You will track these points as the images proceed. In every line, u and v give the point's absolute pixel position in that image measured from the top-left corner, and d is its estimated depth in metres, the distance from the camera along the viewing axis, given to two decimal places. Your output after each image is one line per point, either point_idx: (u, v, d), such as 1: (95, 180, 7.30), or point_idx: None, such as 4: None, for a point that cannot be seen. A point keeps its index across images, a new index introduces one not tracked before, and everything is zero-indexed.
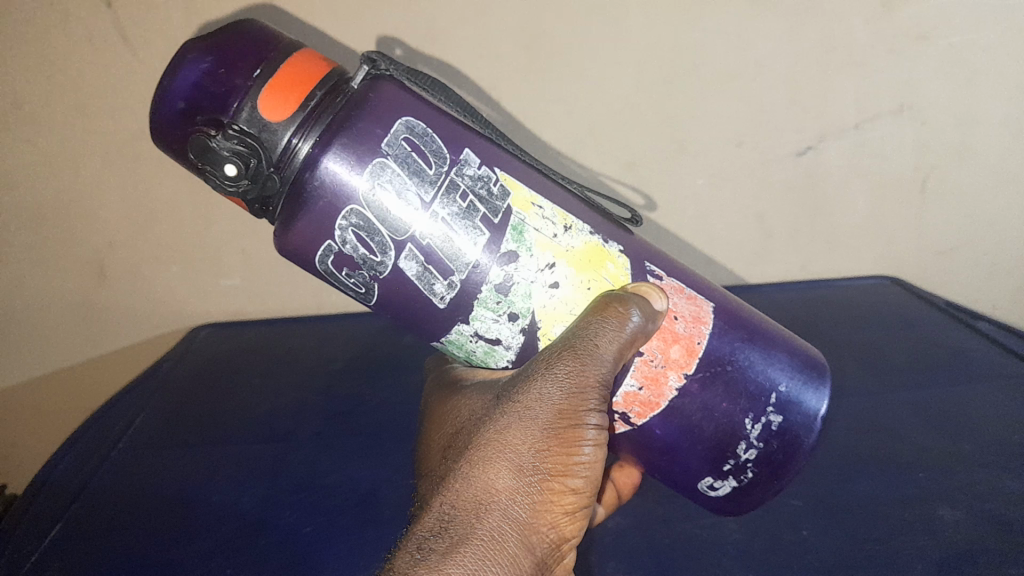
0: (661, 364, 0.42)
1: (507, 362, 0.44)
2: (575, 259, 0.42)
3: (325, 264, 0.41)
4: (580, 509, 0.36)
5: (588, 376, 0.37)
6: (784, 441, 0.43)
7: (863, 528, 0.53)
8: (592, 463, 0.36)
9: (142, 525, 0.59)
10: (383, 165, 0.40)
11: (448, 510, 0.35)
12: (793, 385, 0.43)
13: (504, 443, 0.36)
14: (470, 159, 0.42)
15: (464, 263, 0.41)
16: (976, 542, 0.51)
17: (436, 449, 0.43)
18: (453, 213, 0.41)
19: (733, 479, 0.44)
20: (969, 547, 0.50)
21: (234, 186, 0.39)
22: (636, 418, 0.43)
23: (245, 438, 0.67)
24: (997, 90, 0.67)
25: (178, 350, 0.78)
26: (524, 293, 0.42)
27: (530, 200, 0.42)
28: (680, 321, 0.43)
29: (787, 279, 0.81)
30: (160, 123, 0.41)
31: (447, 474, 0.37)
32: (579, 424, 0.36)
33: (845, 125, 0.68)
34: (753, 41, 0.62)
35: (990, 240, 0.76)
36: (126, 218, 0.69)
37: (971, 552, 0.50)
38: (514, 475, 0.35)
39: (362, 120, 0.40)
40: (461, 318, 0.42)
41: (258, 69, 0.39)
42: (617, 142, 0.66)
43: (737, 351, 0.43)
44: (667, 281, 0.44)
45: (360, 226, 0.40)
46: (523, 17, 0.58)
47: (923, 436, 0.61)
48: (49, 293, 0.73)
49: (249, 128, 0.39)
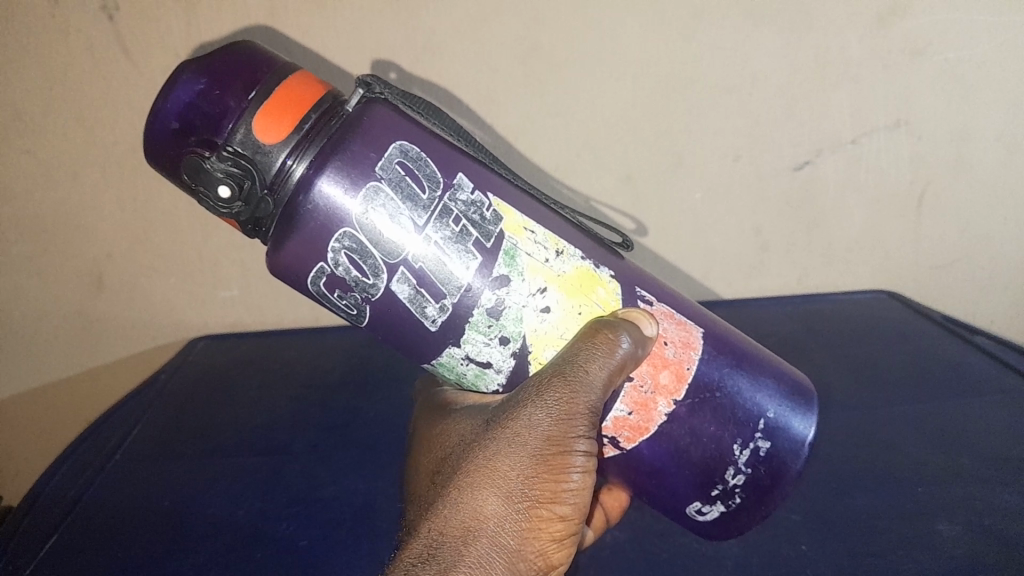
0: (651, 390, 0.42)
1: (497, 385, 0.44)
2: (567, 285, 0.43)
3: (318, 285, 0.41)
4: (567, 536, 0.36)
5: (577, 403, 0.37)
6: (772, 467, 0.43)
7: (857, 543, 0.54)
8: (581, 490, 0.37)
9: (137, 540, 0.59)
10: (377, 189, 0.40)
11: (436, 536, 0.35)
12: (780, 411, 0.44)
13: (493, 470, 0.36)
14: (463, 184, 0.42)
15: (456, 286, 0.41)
16: (973, 555, 0.52)
17: (424, 472, 0.43)
18: (446, 238, 0.41)
19: (721, 503, 0.44)
20: (968, 561, 0.51)
21: (227, 208, 0.39)
22: (625, 442, 0.43)
23: (242, 450, 0.67)
24: (993, 105, 0.68)
25: (176, 360, 0.78)
26: (515, 317, 0.42)
27: (523, 224, 0.43)
28: (669, 346, 0.43)
29: (784, 292, 0.81)
30: (151, 141, 0.41)
31: (436, 499, 0.37)
32: (567, 451, 0.37)
33: (841, 140, 0.68)
34: (750, 54, 0.62)
35: (987, 254, 0.77)
36: (126, 230, 0.69)
37: (970, 565, 0.51)
38: (501, 501, 0.35)
39: (356, 144, 0.40)
40: (452, 341, 0.42)
41: (253, 90, 0.39)
42: (616, 155, 0.66)
43: (726, 377, 0.44)
44: (657, 306, 0.45)
45: (353, 249, 0.40)
46: (522, 32, 0.59)
47: (918, 450, 0.62)
48: (47, 303, 0.73)
49: (243, 150, 0.39)
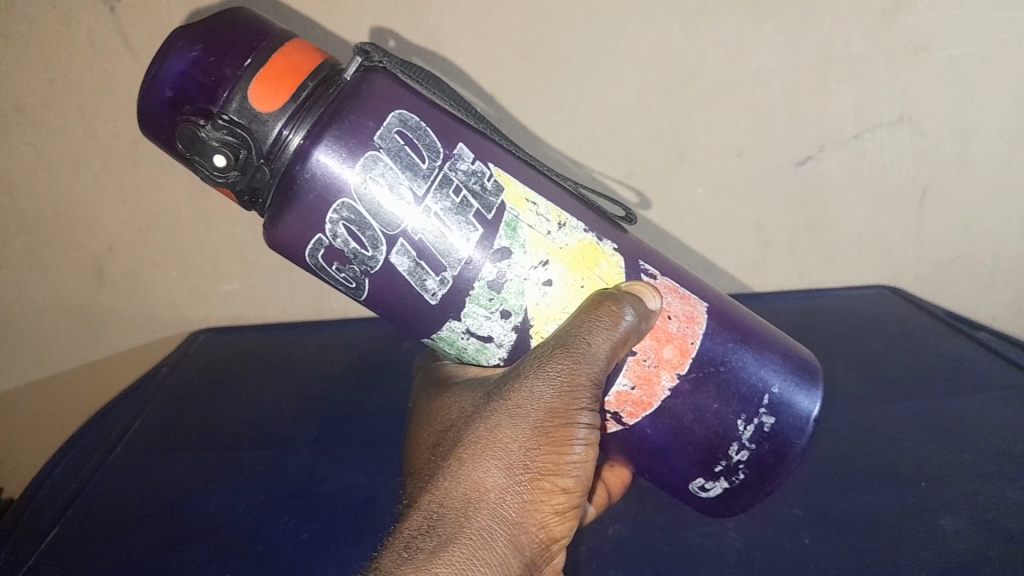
0: (654, 363, 0.42)
1: (498, 360, 0.43)
2: (569, 258, 0.42)
3: (316, 258, 0.41)
4: (570, 509, 0.35)
5: (580, 374, 0.36)
6: (776, 444, 0.42)
7: (861, 538, 0.53)
8: (584, 463, 0.36)
9: (136, 535, 0.58)
10: (375, 158, 0.39)
11: (436, 508, 0.34)
12: (785, 387, 0.43)
13: (494, 442, 0.35)
14: (464, 154, 0.41)
15: (456, 258, 0.40)
16: (979, 551, 0.51)
17: (424, 448, 0.42)
18: (446, 209, 0.40)
19: (724, 480, 0.43)
20: (974, 557, 0.50)
21: (223, 178, 0.39)
22: (627, 418, 0.42)
23: (243, 444, 0.66)
24: (996, 100, 0.67)
25: (176, 355, 0.77)
26: (517, 290, 0.41)
27: (525, 196, 0.42)
28: (673, 320, 0.42)
29: (786, 288, 0.80)
30: (146, 112, 0.40)
31: (435, 473, 0.36)
32: (570, 422, 0.36)
33: (844, 134, 0.68)
34: (752, 50, 0.62)
35: (989, 250, 0.77)
36: (126, 222, 0.68)
37: (976, 560, 0.50)
38: (503, 473, 0.35)
39: (355, 113, 0.40)
40: (453, 315, 0.42)
41: (249, 58, 0.39)
42: (618, 149, 0.66)
43: (730, 352, 0.43)
44: (661, 280, 0.44)
45: (351, 220, 0.40)
46: (525, 24, 0.58)
47: (922, 445, 0.61)
48: (46, 297, 0.72)
49: (239, 119, 0.38)
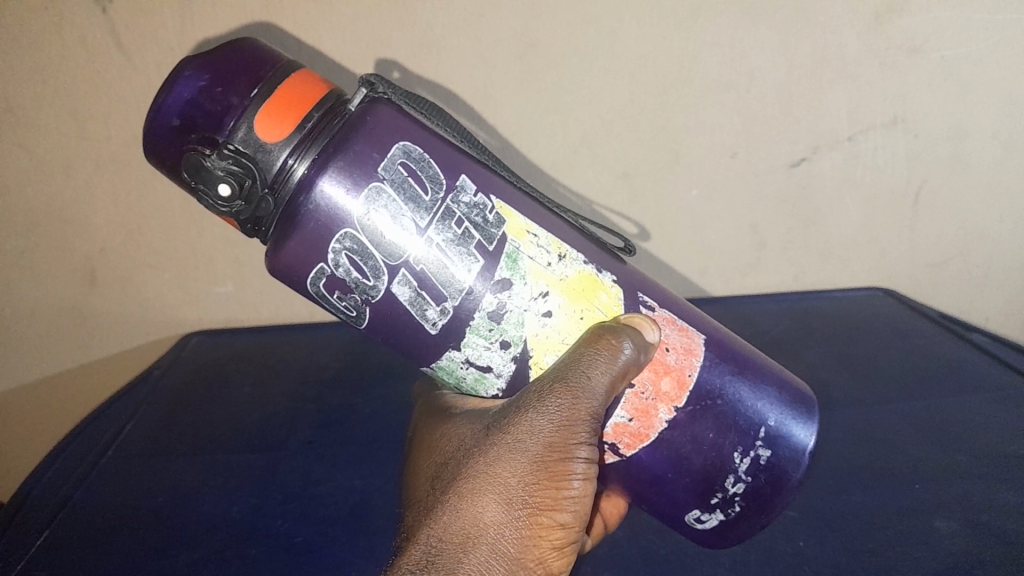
0: (652, 396, 0.42)
1: (497, 389, 0.44)
2: (568, 289, 0.42)
3: (317, 286, 0.41)
4: (569, 544, 0.36)
5: (579, 409, 0.37)
6: (772, 475, 0.43)
7: (856, 539, 0.53)
8: (582, 497, 0.36)
9: (130, 539, 0.58)
10: (379, 190, 0.39)
11: (435, 542, 0.35)
12: (781, 419, 0.44)
13: (493, 476, 0.36)
14: (466, 186, 0.42)
15: (457, 288, 0.41)
16: (973, 553, 0.51)
17: (425, 476, 0.43)
18: (448, 240, 0.41)
19: (720, 512, 0.44)
20: (968, 557, 0.51)
21: (227, 207, 0.39)
22: (625, 449, 0.43)
23: (236, 446, 0.66)
24: (990, 102, 0.68)
25: (167, 358, 0.77)
26: (517, 321, 0.42)
27: (525, 227, 0.42)
28: (671, 352, 0.43)
29: (779, 290, 0.81)
30: (152, 139, 0.40)
31: (435, 506, 0.37)
32: (569, 457, 0.36)
33: (838, 137, 0.68)
34: (749, 51, 0.62)
35: (984, 252, 0.77)
36: (120, 224, 0.68)
37: (970, 561, 0.51)
38: (502, 508, 0.35)
39: (359, 144, 0.40)
40: (453, 345, 0.42)
41: (255, 88, 0.39)
42: (612, 152, 0.66)
43: (728, 384, 0.43)
44: (659, 312, 0.45)
45: (353, 250, 0.40)
46: (520, 28, 0.58)
47: (914, 446, 0.62)
48: (40, 298, 0.72)
49: (244, 148, 0.38)
